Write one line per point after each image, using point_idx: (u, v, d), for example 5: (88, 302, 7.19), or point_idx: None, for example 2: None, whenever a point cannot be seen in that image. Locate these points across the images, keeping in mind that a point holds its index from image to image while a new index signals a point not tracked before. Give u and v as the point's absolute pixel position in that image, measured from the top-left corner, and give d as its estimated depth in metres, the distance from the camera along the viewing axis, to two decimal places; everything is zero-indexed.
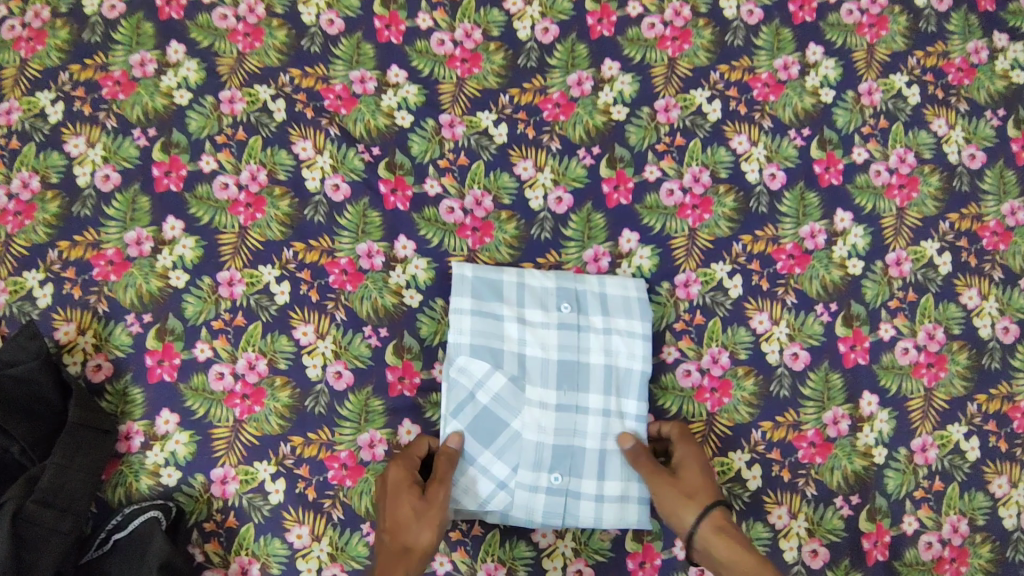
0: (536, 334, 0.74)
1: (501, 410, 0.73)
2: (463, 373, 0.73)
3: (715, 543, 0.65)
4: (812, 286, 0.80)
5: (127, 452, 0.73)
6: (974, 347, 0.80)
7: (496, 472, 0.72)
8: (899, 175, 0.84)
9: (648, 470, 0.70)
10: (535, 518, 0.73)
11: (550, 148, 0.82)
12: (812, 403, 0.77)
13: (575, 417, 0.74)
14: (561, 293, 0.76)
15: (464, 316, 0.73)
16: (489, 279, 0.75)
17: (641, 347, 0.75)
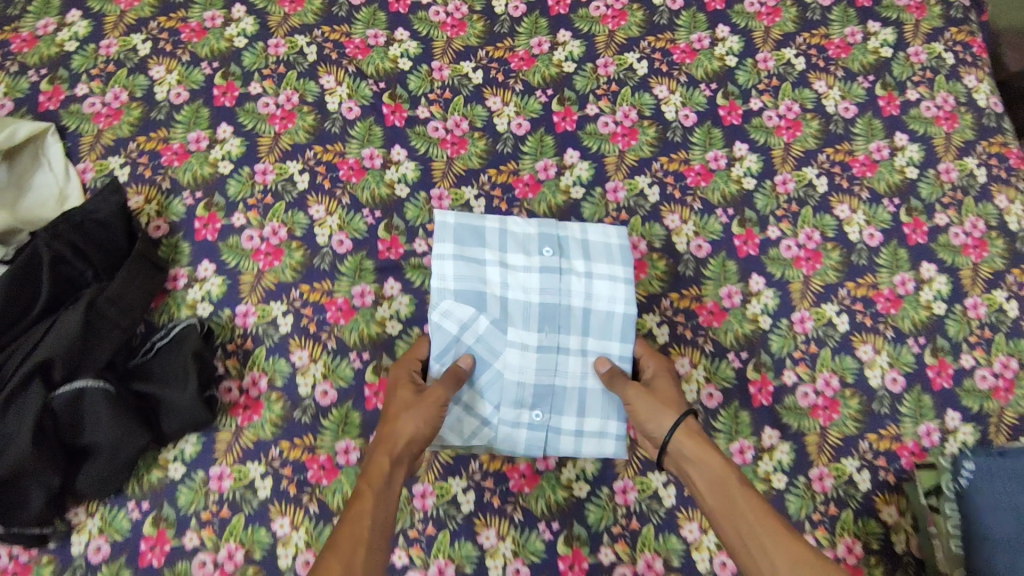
0: (516, 279, 0.88)
1: (481, 345, 0.87)
2: (446, 312, 0.86)
3: (687, 442, 0.77)
4: (714, 196, 1.02)
5: (173, 289, 0.95)
6: (844, 248, 1.01)
7: (481, 410, 0.88)
8: (786, 119, 1.07)
9: (628, 389, 0.84)
10: (518, 449, 0.89)
11: (515, 89, 1.06)
12: (712, 281, 0.98)
13: (553, 357, 0.88)
14: (542, 241, 0.90)
15: (447, 262, 0.86)
16: (470, 227, 0.88)
17: (622, 290, 0.88)
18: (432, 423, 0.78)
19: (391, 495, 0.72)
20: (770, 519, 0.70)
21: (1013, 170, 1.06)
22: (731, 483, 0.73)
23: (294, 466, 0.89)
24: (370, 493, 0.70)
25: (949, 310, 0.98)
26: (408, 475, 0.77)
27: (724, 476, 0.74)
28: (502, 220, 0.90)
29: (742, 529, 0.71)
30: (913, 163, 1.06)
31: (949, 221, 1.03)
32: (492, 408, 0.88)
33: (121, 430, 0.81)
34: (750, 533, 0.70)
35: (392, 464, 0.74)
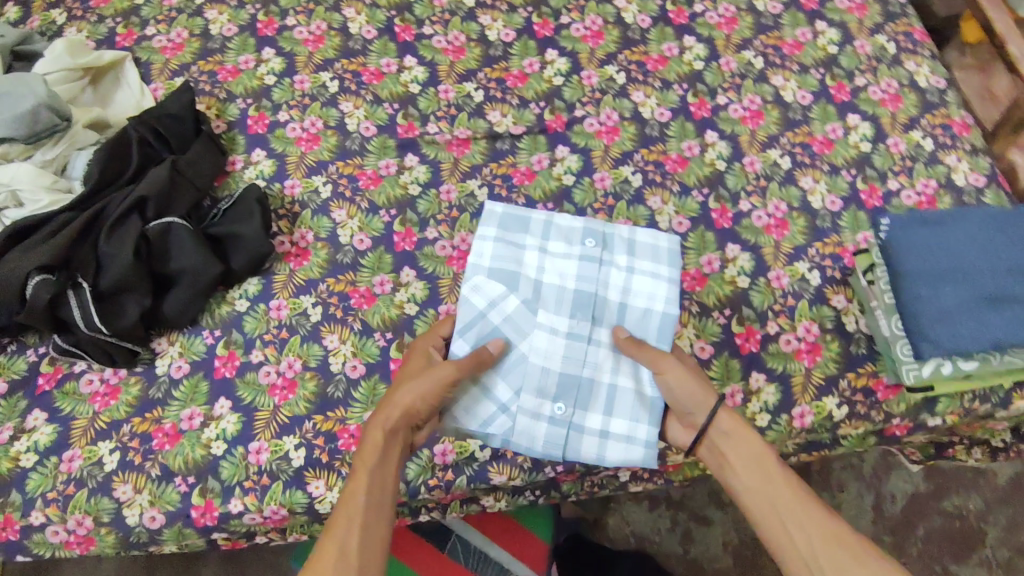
0: (550, 269, 0.93)
1: (507, 327, 0.91)
2: (480, 288, 0.91)
3: (727, 423, 0.81)
4: (670, 76, 1.24)
5: (232, 170, 1.15)
6: (782, 107, 1.21)
7: (501, 397, 0.91)
8: (725, 17, 1.29)
9: (654, 355, 0.86)
10: (538, 444, 0.90)
11: (502, 9, 1.30)
12: (675, 138, 1.18)
13: (579, 351, 0.92)
14: (586, 234, 0.94)
15: (486, 242, 0.92)
16: (516, 215, 0.94)
17: (665, 289, 0.91)
18: (430, 397, 0.80)
19: (384, 470, 0.75)
20: (803, 508, 0.74)
21: (918, 43, 1.27)
22: (768, 463, 0.77)
23: (339, 296, 1.06)
24: (363, 468, 0.74)
25: (875, 148, 1.17)
26: (407, 443, 0.80)
27: (761, 457, 0.78)
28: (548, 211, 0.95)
29: (778, 507, 0.74)
30: (834, 42, 1.26)
31: (867, 82, 1.23)
32: (512, 393, 0.91)
33: (201, 256, 1.00)
34: (786, 511, 0.73)
35: (387, 436, 0.77)
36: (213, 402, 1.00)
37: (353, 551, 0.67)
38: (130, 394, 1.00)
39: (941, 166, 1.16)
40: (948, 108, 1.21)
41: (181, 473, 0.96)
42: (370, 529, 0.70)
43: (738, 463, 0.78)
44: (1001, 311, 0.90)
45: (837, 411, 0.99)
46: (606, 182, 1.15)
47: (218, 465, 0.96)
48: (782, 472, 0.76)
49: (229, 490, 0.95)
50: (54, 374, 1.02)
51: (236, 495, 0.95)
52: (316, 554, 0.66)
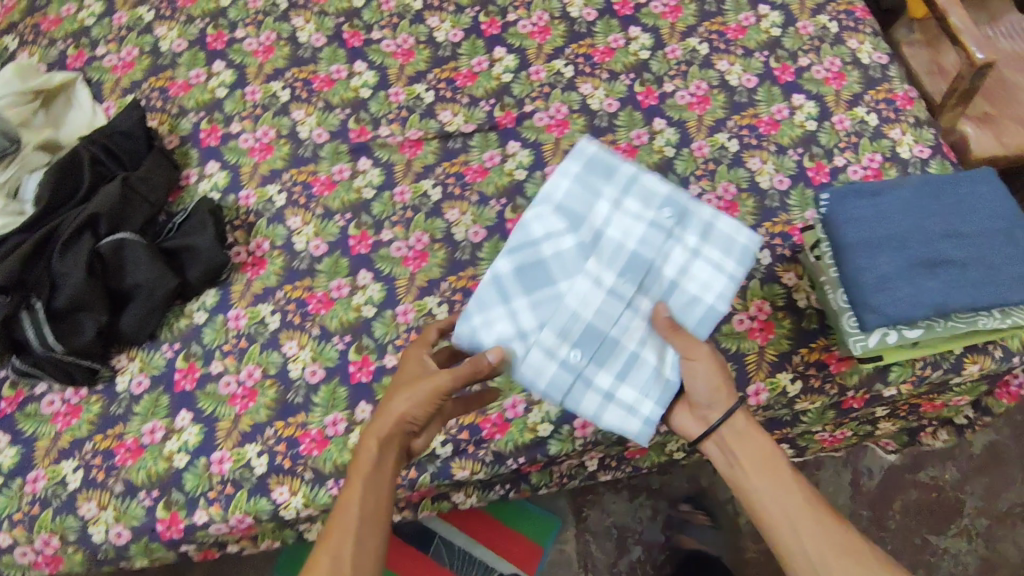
0: (616, 222, 0.84)
1: (554, 261, 0.84)
2: (542, 215, 0.85)
3: (742, 426, 0.82)
4: (617, 67, 1.25)
5: (186, 184, 1.16)
6: (727, 91, 1.22)
7: (523, 324, 0.82)
8: (669, 6, 1.31)
9: (687, 342, 0.81)
10: (540, 383, 0.82)
11: (449, 10, 1.31)
12: (624, 128, 1.20)
13: (616, 312, 0.83)
14: (669, 200, 0.84)
15: (565, 178, 0.86)
16: (608, 159, 0.86)
17: (721, 284, 0.84)
18: (421, 407, 0.80)
19: (379, 480, 0.79)
20: (811, 518, 0.79)
21: (859, 20, 1.29)
22: (779, 468, 0.81)
23: (296, 302, 1.07)
24: (357, 480, 0.79)
25: (820, 126, 1.19)
26: (404, 448, 0.83)
27: (774, 461, 0.81)
28: (637, 169, 0.86)
29: (790, 513, 0.79)
30: (777, 24, 1.28)
31: (811, 62, 1.25)
32: (536, 324, 0.82)
33: (157, 270, 1.01)
34: (798, 518, 0.79)
35: (380, 444, 0.80)
36: (174, 414, 1.00)
37: (347, 559, 0.75)
38: (92, 411, 1.01)
39: (885, 140, 1.17)
40: (891, 83, 1.23)
41: (145, 487, 0.97)
42: (364, 535, 0.77)
43: (751, 469, 0.81)
44: (944, 274, 0.92)
45: (790, 386, 1.01)
46: None
47: (181, 477, 0.97)
48: (792, 478, 0.81)
49: (193, 502, 0.96)
50: (15, 397, 1.03)
51: (201, 506, 0.96)
52: (314, 561, 0.75)
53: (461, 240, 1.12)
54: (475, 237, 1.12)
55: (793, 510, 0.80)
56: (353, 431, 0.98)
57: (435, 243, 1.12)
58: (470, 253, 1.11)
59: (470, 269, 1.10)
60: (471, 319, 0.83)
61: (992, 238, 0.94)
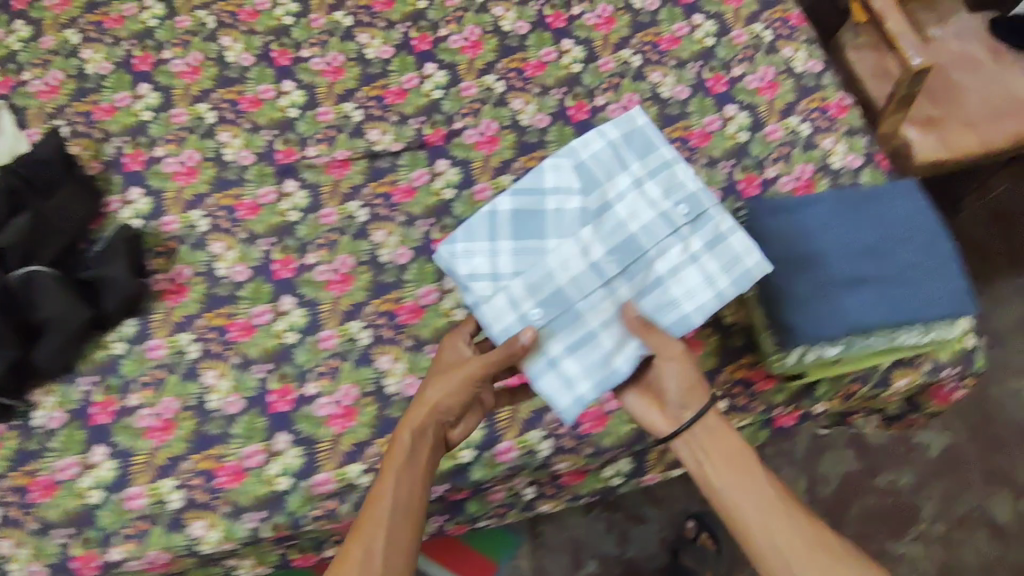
0: (627, 204, 0.94)
1: (556, 217, 0.95)
2: (560, 169, 0.97)
3: (714, 424, 0.87)
4: (548, 81, 1.23)
5: (107, 211, 1.14)
6: (659, 104, 1.21)
7: (504, 267, 0.94)
8: (603, 18, 1.29)
9: (663, 340, 0.87)
10: (495, 325, 0.91)
11: (379, 26, 1.29)
12: (554, 143, 1.18)
13: (591, 286, 0.91)
14: (685, 198, 0.94)
15: (599, 142, 0.98)
16: (649, 140, 0.98)
17: (705, 296, 0.89)
18: (451, 398, 0.85)
19: (414, 472, 0.84)
20: (783, 513, 0.83)
21: (794, 28, 1.27)
22: (750, 467, 0.85)
23: (216, 331, 1.06)
24: (392, 472, 0.83)
25: (752, 137, 1.17)
26: (438, 439, 0.88)
27: (746, 461, 0.86)
28: (673, 159, 0.96)
29: (761, 511, 0.83)
30: (710, 34, 1.26)
31: (744, 72, 1.23)
32: (513, 269, 0.93)
33: (67, 304, 1.00)
34: (768, 514, 0.83)
35: (415, 439, 0.86)
36: (90, 450, 0.99)
37: (379, 552, 0.79)
38: (7, 448, 0.99)
39: (817, 150, 1.16)
40: (825, 91, 1.21)
41: (59, 525, 0.95)
42: (398, 529, 0.81)
43: (720, 467, 0.86)
44: (863, 293, 0.91)
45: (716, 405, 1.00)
46: (486, 193, 1.15)
47: (95, 514, 0.96)
48: (761, 475, 0.85)
49: (108, 539, 0.95)
50: None
51: (115, 543, 0.95)
52: (344, 557, 0.80)
53: (386, 262, 1.10)
54: (401, 259, 1.10)
55: (765, 506, 0.84)
56: (271, 462, 0.98)
57: (361, 265, 1.10)
58: (395, 276, 1.09)
59: (395, 291, 1.08)
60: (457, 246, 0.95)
61: (913, 254, 0.94)
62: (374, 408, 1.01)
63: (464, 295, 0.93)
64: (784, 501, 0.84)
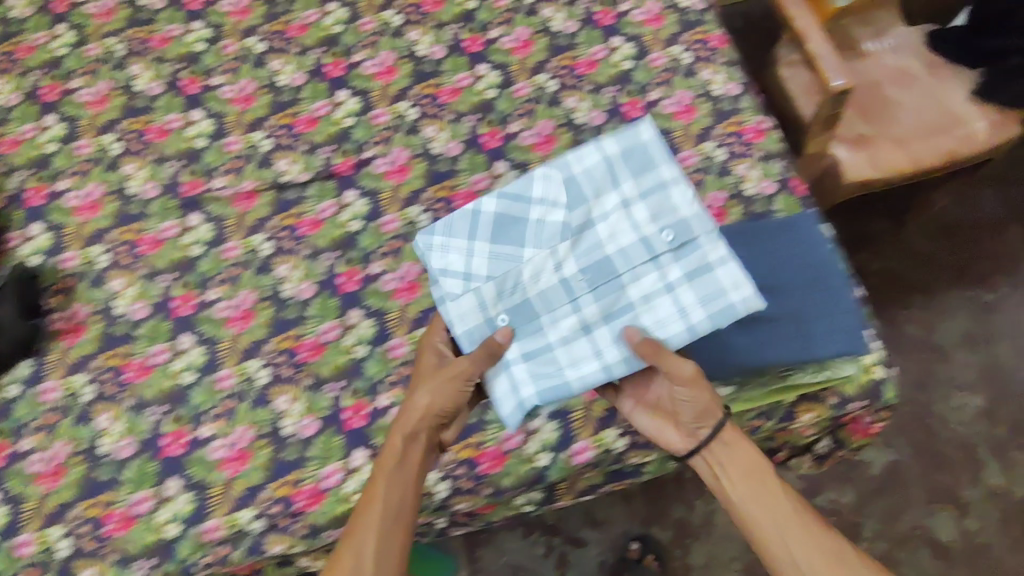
0: (611, 223, 0.89)
1: (537, 225, 0.89)
2: (551, 176, 0.90)
3: (731, 437, 0.87)
4: (462, 107, 1.21)
5: (7, 248, 1.13)
6: (573, 130, 1.19)
7: (475, 267, 0.89)
8: (520, 41, 1.26)
9: (670, 360, 0.82)
10: (455, 323, 0.89)
11: (292, 52, 1.26)
12: (465, 171, 1.16)
13: (559, 301, 0.88)
14: (673, 224, 0.86)
15: (595, 153, 0.90)
16: (653, 157, 0.89)
17: (673, 327, 0.83)
18: (445, 399, 0.87)
19: (405, 474, 0.85)
20: (799, 523, 0.83)
21: (715, 50, 1.24)
22: (765, 479, 0.86)
23: (112, 372, 1.05)
24: (383, 474, 0.85)
25: None
26: (432, 442, 0.89)
27: (761, 472, 0.86)
28: (673, 180, 0.88)
29: (778, 523, 0.84)
30: (628, 57, 1.24)
31: (660, 96, 1.21)
32: (485, 272, 0.89)
33: None
34: (786, 526, 0.83)
35: (406, 441, 0.87)
36: None
37: (370, 557, 0.81)
38: None
39: (731, 176, 1.14)
40: (743, 115, 1.19)
41: None
42: (390, 531, 0.83)
43: (737, 478, 0.86)
44: (756, 330, 0.95)
45: (616, 443, 0.98)
46: (393, 225, 1.12)
47: None
48: (778, 487, 0.85)
49: None
50: None
51: None
52: (339, 559, 0.82)
53: (288, 297, 1.08)
54: (304, 294, 1.08)
55: (780, 519, 0.84)
56: (160, 508, 0.97)
57: (262, 301, 1.08)
58: (297, 311, 1.07)
59: (296, 328, 1.06)
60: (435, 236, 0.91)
61: (809, 295, 0.99)
62: (269, 450, 0.99)
63: (431, 289, 0.90)
64: (802, 515, 0.84)
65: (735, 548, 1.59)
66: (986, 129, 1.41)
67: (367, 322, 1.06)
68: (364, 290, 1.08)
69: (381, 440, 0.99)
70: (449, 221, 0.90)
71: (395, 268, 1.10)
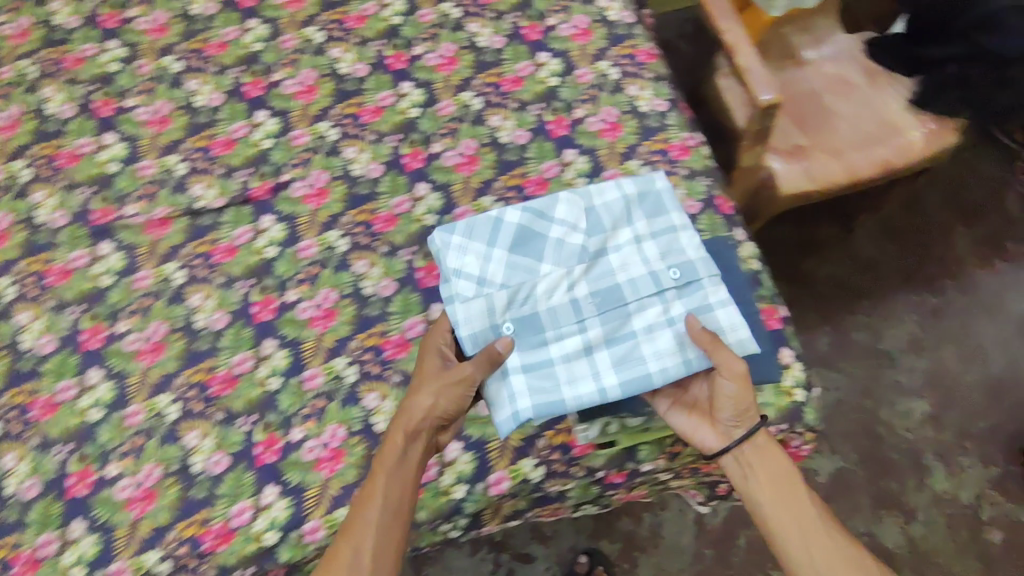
0: (624, 254, 0.93)
1: (555, 244, 0.92)
2: (574, 201, 0.95)
3: (763, 443, 0.89)
4: (384, 127, 1.18)
5: None
6: (497, 149, 1.17)
7: (489, 275, 0.90)
8: (445, 58, 1.24)
9: (727, 357, 0.85)
10: (461, 323, 0.88)
11: (210, 71, 1.23)
12: (385, 194, 1.13)
13: (568, 317, 0.90)
14: (681, 264, 0.93)
15: (616, 190, 0.97)
16: (666, 204, 0.98)
17: (672, 359, 0.87)
18: (447, 400, 0.85)
19: (403, 473, 0.85)
20: (823, 533, 0.85)
21: (642, 65, 1.23)
22: (795, 488, 0.88)
23: (18, 409, 1.02)
24: (383, 470, 0.85)
25: (590, 183, 1.14)
26: (431, 441, 0.89)
27: (791, 480, 0.88)
28: (683, 226, 0.96)
29: (802, 530, 0.85)
30: (554, 74, 1.22)
31: (586, 114, 1.19)
32: (499, 280, 0.90)
33: None
34: (809, 534, 0.85)
35: (407, 439, 0.86)
36: None
37: (367, 553, 0.82)
38: None
39: None
40: (669, 132, 1.17)
41: None
42: (386, 529, 0.83)
43: (761, 474, 0.88)
44: None
45: (533, 473, 0.96)
46: (310, 250, 1.09)
47: None
48: (799, 486, 0.88)
49: None
50: None
51: None
52: (336, 555, 0.82)
53: (201, 327, 1.05)
54: (217, 324, 1.06)
55: (803, 528, 0.86)
56: (65, 551, 0.94)
57: (174, 332, 1.05)
58: (210, 342, 1.04)
59: (209, 360, 1.03)
60: (453, 236, 0.92)
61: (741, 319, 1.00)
62: (178, 488, 0.97)
63: (441, 287, 0.90)
64: (827, 525, 0.86)
65: (682, 561, 1.58)
66: (923, 138, 1.40)
67: (282, 352, 1.03)
68: (279, 319, 1.05)
69: (293, 475, 0.96)
70: (470, 222, 0.92)
71: (312, 295, 1.07)
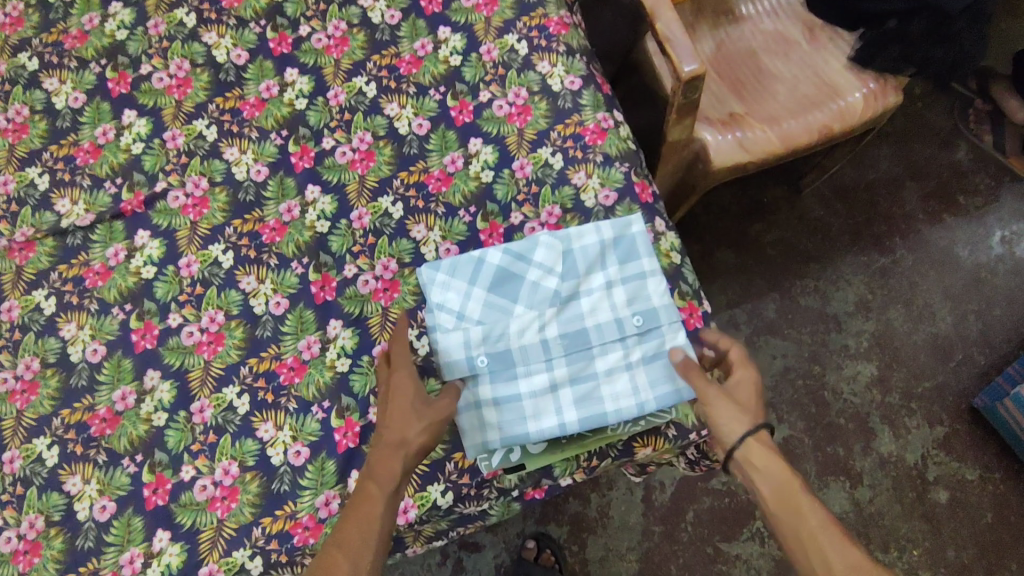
0: (593, 299, 0.96)
1: (530, 287, 0.96)
2: (552, 244, 0.97)
3: (756, 448, 0.79)
4: (267, 122, 1.06)
5: None
6: (395, 142, 1.06)
7: (469, 313, 0.94)
8: (334, 38, 1.11)
9: (700, 379, 0.85)
10: (444, 354, 0.92)
11: (71, 67, 1.09)
12: (272, 200, 1.03)
13: (537, 356, 0.93)
14: (644, 311, 0.95)
15: (590, 236, 0.98)
16: (642, 249, 0.98)
17: (627, 403, 0.91)
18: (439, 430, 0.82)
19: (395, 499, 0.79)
20: (825, 540, 0.74)
21: (553, 36, 1.11)
22: (795, 494, 0.77)
23: None
24: (379, 496, 0.77)
25: (497, 176, 1.04)
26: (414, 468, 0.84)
27: (788, 485, 0.77)
28: (654, 274, 0.97)
29: (800, 537, 0.75)
30: (456, 51, 1.11)
31: (492, 96, 1.08)
32: (477, 318, 0.94)
33: None
34: (809, 542, 0.74)
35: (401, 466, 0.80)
36: None
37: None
38: None
39: (568, 187, 1.03)
40: (582, 113, 1.07)
41: None
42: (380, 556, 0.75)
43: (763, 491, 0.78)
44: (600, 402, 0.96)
45: (442, 500, 0.91)
46: (192, 268, 1.00)
47: None
48: (806, 503, 0.76)
49: None
50: None
51: None
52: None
53: (76, 361, 0.97)
54: (93, 357, 0.97)
55: (801, 535, 0.75)
56: None
57: (47, 367, 0.97)
58: (87, 378, 0.96)
59: (87, 398, 0.95)
60: (439, 272, 0.96)
61: None
62: (63, 539, 0.90)
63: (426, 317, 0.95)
64: (829, 533, 0.74)
65: (630, 539, 1.58)
66: (861, 100, 1.30)
67: (166, 384, 0.95)
68: (161, 347, 0.97)
69: (185, 518, 0.90)
70: (455, 260, 0.96)
71: (197, 319, 0.98)
